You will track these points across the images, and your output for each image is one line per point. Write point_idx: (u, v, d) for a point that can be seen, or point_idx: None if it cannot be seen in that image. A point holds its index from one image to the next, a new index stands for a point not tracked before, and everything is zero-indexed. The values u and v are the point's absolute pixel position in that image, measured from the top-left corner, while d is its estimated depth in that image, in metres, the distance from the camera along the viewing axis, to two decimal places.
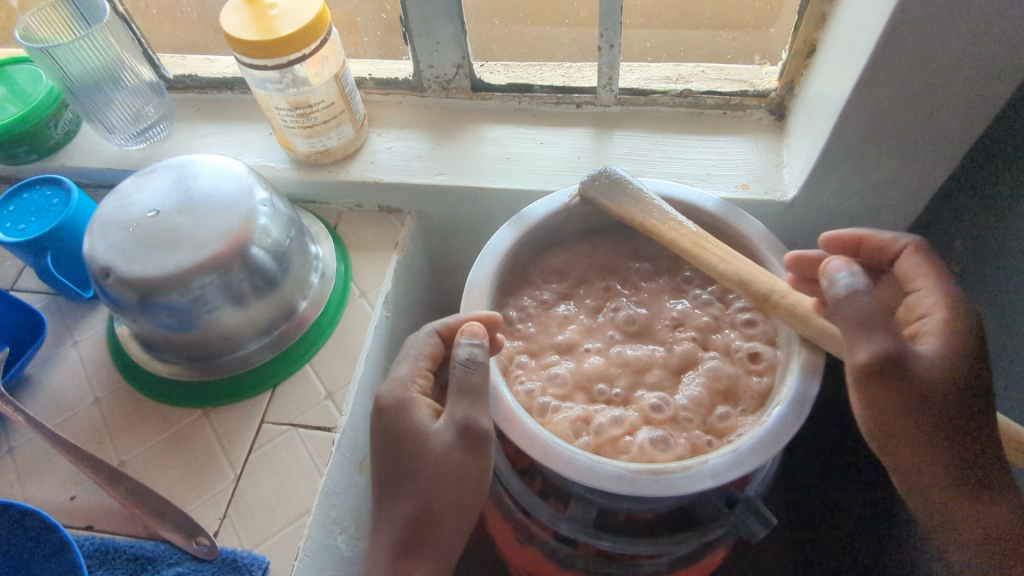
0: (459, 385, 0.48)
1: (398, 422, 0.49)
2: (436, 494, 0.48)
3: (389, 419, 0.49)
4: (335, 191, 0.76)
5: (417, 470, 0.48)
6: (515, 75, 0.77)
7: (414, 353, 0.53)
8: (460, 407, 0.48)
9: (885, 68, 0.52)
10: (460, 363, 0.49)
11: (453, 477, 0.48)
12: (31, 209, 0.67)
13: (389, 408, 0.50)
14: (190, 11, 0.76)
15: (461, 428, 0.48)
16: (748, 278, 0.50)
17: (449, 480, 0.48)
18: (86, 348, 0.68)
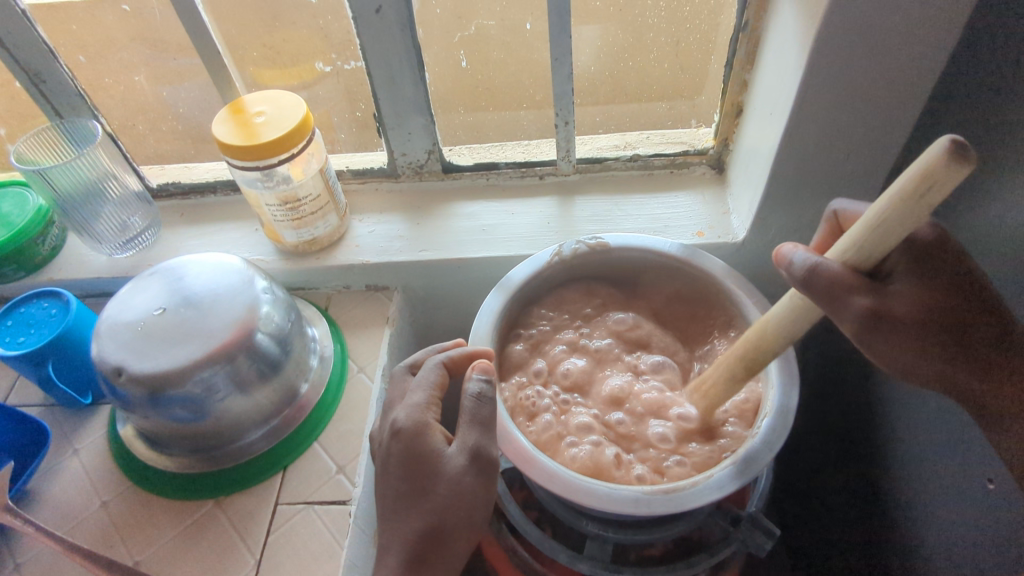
0: (470, 414, 0.52)
1: (420, 448, 0.52)
2: (451, 514, 0.50)
3: (408, 443, 0.52)
4: (323, 276, 0.80)
5: (432, 493, 0.50)
6: (480, 155, 0.85)
7: (426, 381, 0.56)
8: (471, 435, 0.52)
9: (805, 120, 0.61)
10: (471, 397, 0.52)
11: (466, 500, 0.50)
12: (29, 322, 0.68)
13: (407, 432, 0.52)
14: (175, 124, 0.81)
15: (473, 455, 0.51)
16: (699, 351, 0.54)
17: (461, 501, 0.50)
18: (88, 454, 0.68)
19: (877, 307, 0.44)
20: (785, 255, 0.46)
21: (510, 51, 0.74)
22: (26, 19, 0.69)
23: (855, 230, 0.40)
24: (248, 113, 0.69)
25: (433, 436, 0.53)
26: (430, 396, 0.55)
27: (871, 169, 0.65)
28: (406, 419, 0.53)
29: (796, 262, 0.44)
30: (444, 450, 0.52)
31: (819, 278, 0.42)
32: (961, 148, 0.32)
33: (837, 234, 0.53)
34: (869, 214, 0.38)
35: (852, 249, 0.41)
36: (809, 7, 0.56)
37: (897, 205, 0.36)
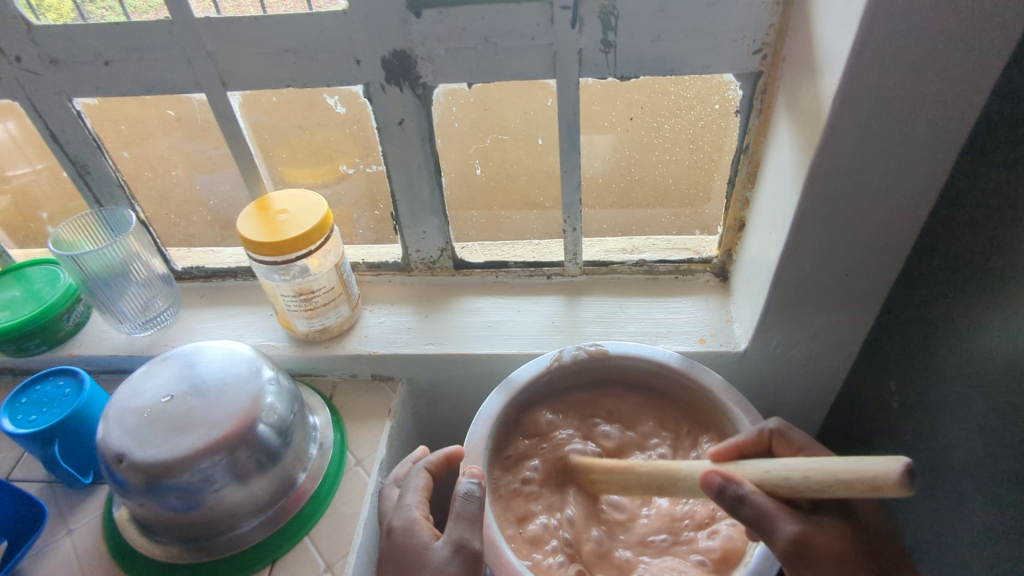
0: (455, 511, 0.55)
1: (410, 544, 0.55)
2: None
3: (398, 539, 0.55)
4: (331, 364, 0.82)
5: None
6: (490, 252, 0.88)
7: (413, 482, 0.59)
8: (455, 530, 0.54)
9: (803, 240, 0.63)
10: (459, 497, 0.55)
11: None
12: (42, 400, 0.70)
13: (398, 531, 0.56)
14: (205, 214, 0.86)
15: (456, 547, 0.53)
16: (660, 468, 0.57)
17: None
18: (81, 536, 0.69)
19: (803, 536, 0.48)
20: (708, 481, 0.51)
21: (523, 162, 0.78)
22: (79, 118, 0.75)
23: (795, 469, 0.47)
24: (273, 210, 0.73)
25: (421, 530, 0.55)
26: (421, 496, 0.58)
27: (871, 290, 0.67)
28: (400, 516, 0.57)
29: (744, 487, 0.49)
30: (430, 543, 0.55)
31: (747, 511, 0.49)
32: (912, 474, 0.40)
33: (764, 445, 0.58)
34: (816, 472, 0.45)
35: (785, 484, 0.48)
36: (805, 140, 0.59)
37: (844, 485, 0.43)
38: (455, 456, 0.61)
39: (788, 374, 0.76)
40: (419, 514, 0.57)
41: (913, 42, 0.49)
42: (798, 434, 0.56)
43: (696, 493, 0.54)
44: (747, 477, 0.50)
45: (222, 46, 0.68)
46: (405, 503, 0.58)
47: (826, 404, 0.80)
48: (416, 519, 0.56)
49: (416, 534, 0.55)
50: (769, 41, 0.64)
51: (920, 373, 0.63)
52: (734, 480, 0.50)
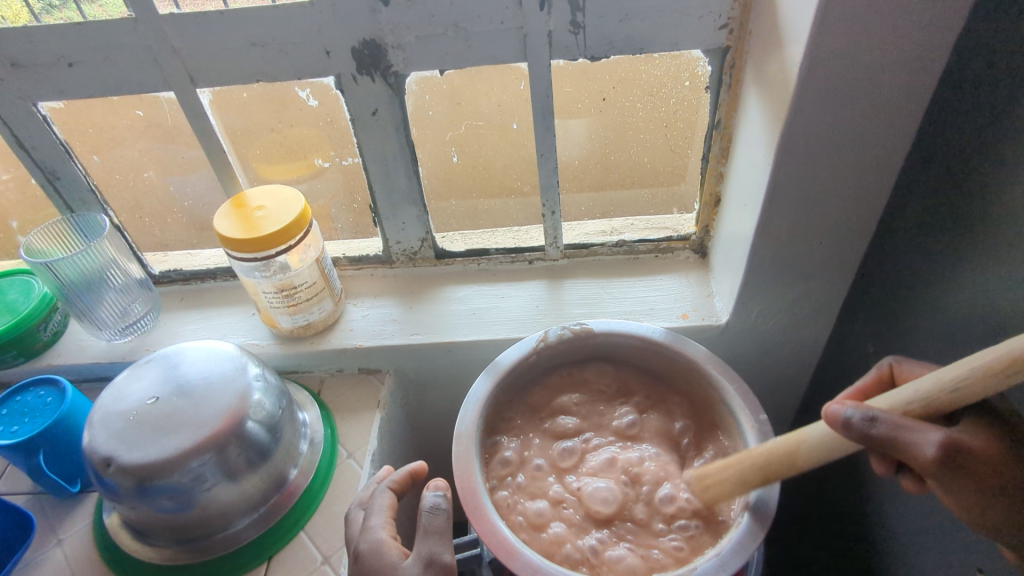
0: (421, 526, 0.56)
1: (377, 565, 0.55)
2: None
3: (366, 562, 0.56)
4: (317, 360, 0.82)
5: None
6: (472, 241, 0.88)
7: (377, 505, 0.60)
8: (425, 545, 0.55)
9: (778, 209, 0.64)
10: (425, 511, 0.57)
11: None
12: (24, 410, 0.69)
13: (366, 554, 0.56)
14: (180, 215, 0.85)
15: (427, 563, 0.54)
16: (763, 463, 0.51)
17: None
18: (71, 545, 0.68)
19: (953, 443, 0.44)
20: (834, 417, 0.46)
21: (499, 147, 0.78)
22: (45, 123, 0.74)
23: (923, 381, 0.43)
24: (250, 206, 0.72)
25: (389, 552, 0.56)
26: (385, 517, 0.59)
27: (844, 256, 0.68)
28: (366, 540, 0.57)
29: (878, 413, 0.44)
30: (399, 564, 0.55)
31: (879, 430, 0.44)
32: None
33: (885, 381, 0.57)
34: (948, 374, 0.41)
35: (917, 400, 0.43)
36: (774, 111, 0.60)
37: (978, 376, 0.39)
38: (416, 473, 0.63)
39: (769, 345, 0.78)
40: (386, 535, 0.57)
41: (874, 7, 0.50)
42: (917, 364, 0.55)
43: (824, 447, 0.47)
44: (877, 405, 0.45)
45: (189, 42, 0.67)
46: (372, 525, 0.58)
47: (808, 372, 0.81)
48: (382, 542, 0.56)
49: (382, 555, 0.55)
50: (735, 15, 0.65)
51: (895, 333, 0.64)
52: (870, 408, 0.45)
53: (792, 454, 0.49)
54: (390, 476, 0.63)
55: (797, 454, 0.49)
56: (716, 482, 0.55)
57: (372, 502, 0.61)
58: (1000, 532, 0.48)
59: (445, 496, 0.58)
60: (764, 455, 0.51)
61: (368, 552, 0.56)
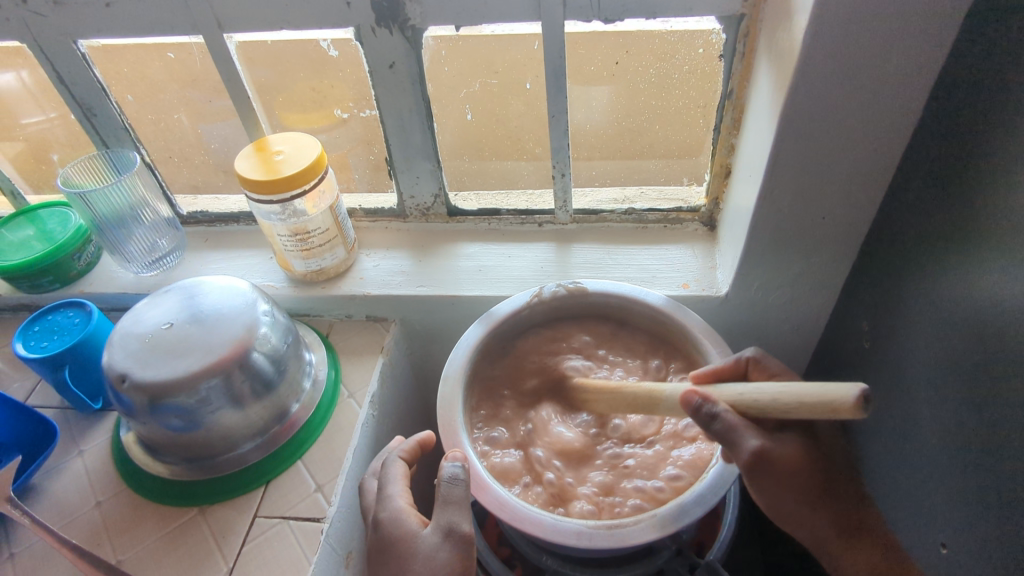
0: (441, 495, 0.53)
1: (395, 532, 0.54)
2: None
3: (385, 529, 0.54)
4: (328, 305, 0.85)
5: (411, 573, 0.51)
6: (484, 200, 0.90)
7: (393, 473, 0.59)
8: (444, 514, 0.53)
9: (780, 180, 0.64)
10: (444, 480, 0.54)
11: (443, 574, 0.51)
12: (54, 328, 0.75)
13: (385, 521, 0.54)
14: (208, 158, 0.89)
15: (446, 533, 0.52)
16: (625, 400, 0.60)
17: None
18: (91, 456, 0.73)
19: (765, 452, 0.49)
20: (687, 401, 0.52)
21: (513, 108, 0.79)
22: (84, 61, 0.78)
23: (761, 393, 0.49)
24: (269, 150, 0.76)
25: (409, 519, 0.54)
26: (403, 485, 0.58)
27: (847, 232, 0.68)
28: (386, 509, 0.56)
29: (718, 408, 0.51)
30: (419, 531, 0.53)
31: (718, 427, 0.51)
32: (866, 399, 0.43)
33: (740, 372, 0.60)
34: (783, 393, 0.48)
35: (750, 404, 0.50)
36: (781, 80, 0.60)
37: (802, 406, 0.46)
38: (425, 444, 0.62)
39: (769, 319, 0.78)
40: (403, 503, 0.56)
41: None
42: (772, 362, 0.58)
43: (677, 413, 0.55)
44: (720, 398, 0.52)
45: None
46: (389, 494, 0.57)
47: (807, 350, 0.81)
48: (401, 509, 0.55)
49: (401, 522, 0.54)
50: None
51: (890, 312, 0.64)
52: (711, 401, 0.52)
53: (648, 398, 0.57)
54: (402, 444, 0.61)
55: (654, 402, 0.57)
56: (599, 397, 0.62)
57: (386, 471, 0.59)
58: (817, 526, 0.54)
59: (464, 466, 0.55)
60: (632, 394, 0.59)
61: (388, 519, 0.54)
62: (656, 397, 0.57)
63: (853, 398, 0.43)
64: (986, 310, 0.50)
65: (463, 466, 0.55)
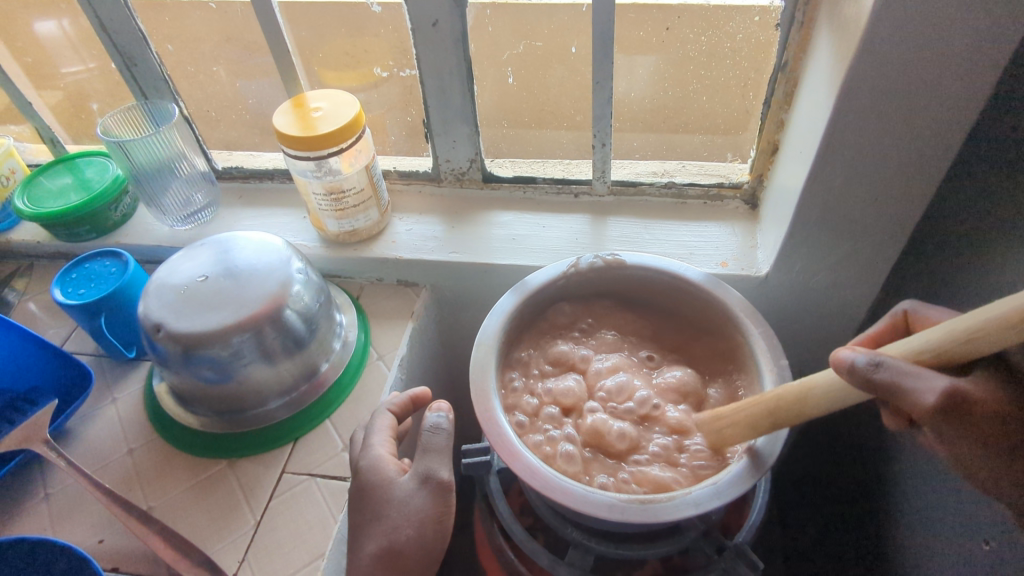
0: (421, 444, 0.58)
1: (372, 479, 0.58)
2: (399, 535, 0.55)
3: (365, 476, 0.59)
4: (359, 267, 0.85)
5: (384, 516, 0.56)
6: (520, 168, 0.88)
7: (379, 424, 0.63)
8: (421, 463, 0.58)
9: (832, 158, 0.62)
10: (426, 429, 0.59)
11: (415, 521, 0.55)
12: (90, 277, 0.75)
13: (365, 469, 0.59)
14: (244, 113, 0.88)
15: (422, 479, 0.57)
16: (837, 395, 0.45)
17: (415, 519, 0.56)
18: (123, 404, 0.75)
19: (955, 392, 0.41)
20: (840, 361, 0.44)
21: (556, 73, 0.77)
22: (126, 9, 0.77)
23: (935, 331, 0.40)
24: (308, 107, 0.75)
25: (387, 466, 0.59)
26: (387, 435, 0.62)
27: (898, 215, 0.65)
28: (366, 456, 0.60)
29: (886, 358, 0.42)
30: (396, 478, 0.58)
31: (883, 376, 0.41)
32: None
33: (899, 330, 0.55)
34: (965, 321, 0.38)
35: (929, 348, 0.40)
36: (843, 51, 0.57)
37: (991, 327, 0.36)
38: (417, 399, 0.66)
39: (810, 302, 0.76)
40: (385, 452, 0.60)
41: None
42: (932, 312, 0.53)
43: (834, 391, 0.45)
44: (886, 351, 0.43)
45: None
46: (372, 444, 0.61)
47: (846, 335, 0.79)
48: (380, 460, 0.59)
49: (378, 471, 0.58)
50: None
51: (940, 300, 0.62)
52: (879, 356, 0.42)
53: (800, 397, 0.47)
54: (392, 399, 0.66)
55: (806, 393, 0.47)
56: (728, 423, 0.54)
57: (374, 421, 0.63)
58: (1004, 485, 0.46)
59: (447, 417, 0.60)
60: (773, 401, 0.49)
61: (367, 466, 0.59)
62: (808, 389, 0.47)
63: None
64: None
65: (447, 417, 0.60)
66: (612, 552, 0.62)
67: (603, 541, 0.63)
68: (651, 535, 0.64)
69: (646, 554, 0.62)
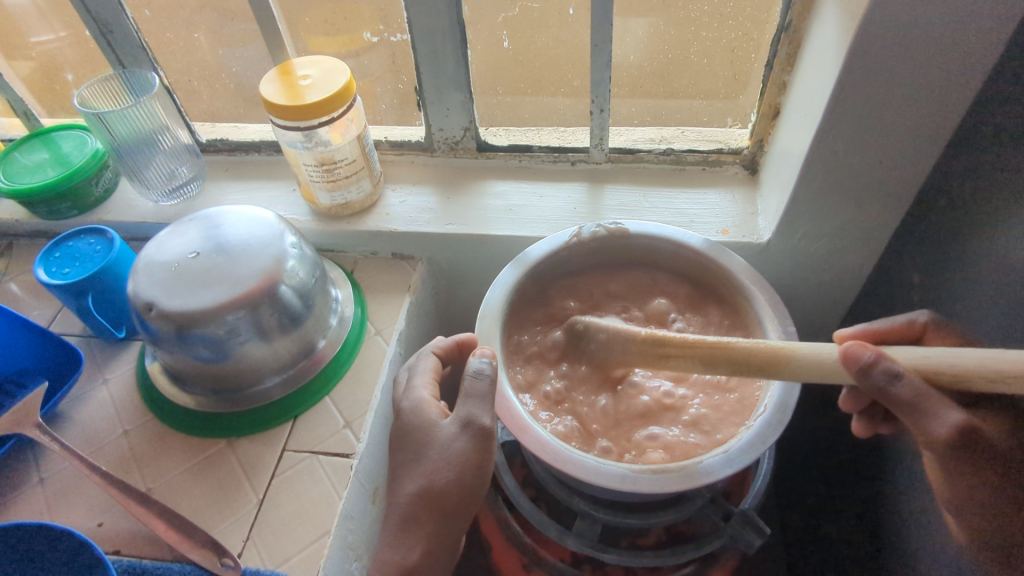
0: (464, 389, 0.55)
1: (415, 420, 0.57)
2: (439, 477, 0.54)
3: (406, 418, 0.57)
4: (352, 240, 0.83)
5: (425, 457, 0.55)
6: (515, 136, 0.86)
7: (421, 367, 0.61)
8: (465, 406, 0.55)
9: (838, 121, 0.61)
10: (470, 375, 0.55)
11: (455, 463, 0.54)
12: (75, 255, 0.73)
13: (407, 411, 0.58)
14: (228, 83, 0.85)
15: (465, 423, 0.55)
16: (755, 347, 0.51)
17: (453, 466, 0.54)
18: (116, 384, 0.73)
19: (968, 428, 0.47)
20: (851, 354, 0.47)
21: (552, 36, 0.75)
22: None
23: (963, 358, 0.45)
24: (295, 75, 0.72)
25: (429, 409, 0.57)
26: (429, 378, 0.60)
27: (902, 178, 0.64)
28: (408, 398, 0.59)
29: (885, 363, 0.46)
30: (439, 421, 0.56)
31: (902, 390, 0.46)
32: None
33: (911, 336, 0.60)
34: (1007, 357, 0.43)
35: (946, 369, 0.45)
36: (851, 9, 0.55)
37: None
38: (465, 343, 0.62)
39: (811, 269, 0.76)
40: (428, 395, 0.58)
41: None
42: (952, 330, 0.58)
43: (821, 362, 0.49)
44: (898, 359, 0.47)
45: None
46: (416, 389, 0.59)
47: (846, 301, 0.79)
48: (424, 402, 0.57)
49: (421, 413, 0.57)
50: None
51: (944, 264, 0.61)
52: (883, 363, 0.46)
53: (773, 355, 0.50)
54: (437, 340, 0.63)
55: (784, 357, 0.50)
56: (677, 351, 0.55)
57: (416, 364, 0.62)
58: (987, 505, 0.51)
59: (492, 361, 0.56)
60: (745, 352, 0.51)
61: (410, 407, 0.58)
62: (787, 355, 0.50)
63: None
64: None
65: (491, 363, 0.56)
66: (619, 522, 0.63)
67: (609, 510, 0.64)
68: (657, 503, 0.64)
69: (653, 522, 0.62)
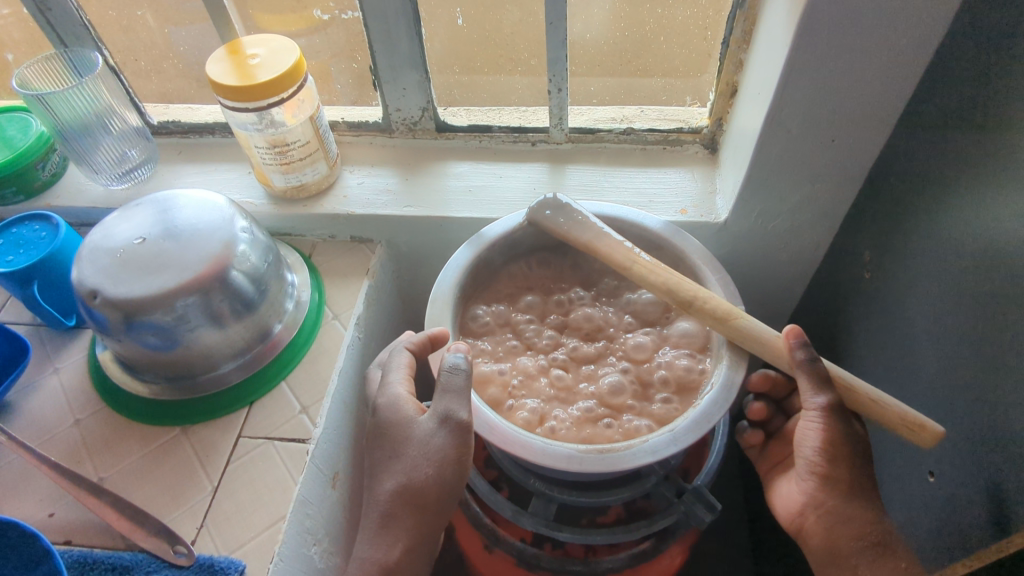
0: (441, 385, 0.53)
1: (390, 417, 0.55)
2: (419, 473, 0.53)
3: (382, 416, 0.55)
4: (309, 224, 0.82)
5: (404, 454, 0.53)
6: (475, 117, 0.85)
7: (395, 363, 0.58)
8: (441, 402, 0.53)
9: (789, 100, 0.61)
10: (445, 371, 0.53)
11: (434, 458, 0.52)
12: (19, 242, 0.71)
13: (384, 407, 0.56)
14: (177, 63, 0.83)
15: (442, 419, 0.52)
16: (723, 307, 0.56)
17: (427, 458, 0.52)
18: (66, 374, 0.71)
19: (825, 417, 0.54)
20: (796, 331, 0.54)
21: (506, 13, 0.73)
22: None
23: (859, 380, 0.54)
24: (244, 54, 0.70)
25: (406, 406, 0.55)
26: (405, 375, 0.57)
27: (853, 155, 0.65)
28: (384, 395, 0.56)
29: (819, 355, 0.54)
30: (416, 417, 0.55)
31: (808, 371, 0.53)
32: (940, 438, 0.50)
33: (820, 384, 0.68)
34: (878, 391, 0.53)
35: (845, 381, 0.54)
36: None
37: (891, 410, 0.51)
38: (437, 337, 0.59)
39: (768, 247, 0.76)
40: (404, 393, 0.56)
41: None
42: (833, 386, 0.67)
43: (757, 334, 0.55)
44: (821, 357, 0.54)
45: None
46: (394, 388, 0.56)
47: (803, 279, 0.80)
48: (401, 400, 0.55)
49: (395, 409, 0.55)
50: None
51: (893, 241, 0.62)
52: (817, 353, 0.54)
53: (723, 313, 0.56)
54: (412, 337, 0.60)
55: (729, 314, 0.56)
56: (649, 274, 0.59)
57: (391, 359, 0.59)
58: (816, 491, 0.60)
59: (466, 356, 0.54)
60: (703, 295, 0.57)
61: (386, 403, 0.56)
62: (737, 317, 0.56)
63: (940, 428, 0.49)
64: (1001, 239, 0.48)
65: (466, 357, 0.54)
66: (572, 500, 0.63)
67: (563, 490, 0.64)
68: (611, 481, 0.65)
69: (606, 500, 0.63)
